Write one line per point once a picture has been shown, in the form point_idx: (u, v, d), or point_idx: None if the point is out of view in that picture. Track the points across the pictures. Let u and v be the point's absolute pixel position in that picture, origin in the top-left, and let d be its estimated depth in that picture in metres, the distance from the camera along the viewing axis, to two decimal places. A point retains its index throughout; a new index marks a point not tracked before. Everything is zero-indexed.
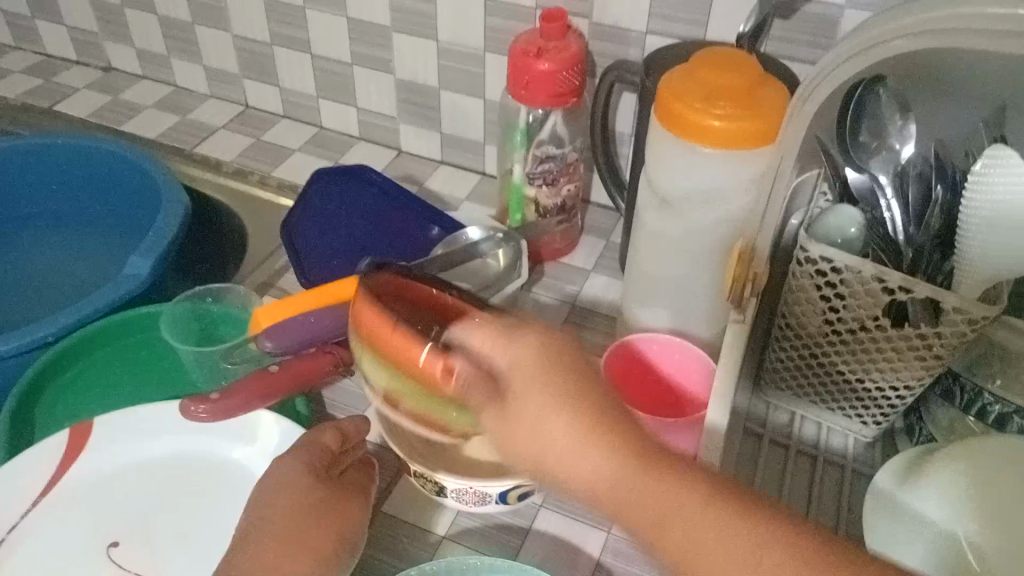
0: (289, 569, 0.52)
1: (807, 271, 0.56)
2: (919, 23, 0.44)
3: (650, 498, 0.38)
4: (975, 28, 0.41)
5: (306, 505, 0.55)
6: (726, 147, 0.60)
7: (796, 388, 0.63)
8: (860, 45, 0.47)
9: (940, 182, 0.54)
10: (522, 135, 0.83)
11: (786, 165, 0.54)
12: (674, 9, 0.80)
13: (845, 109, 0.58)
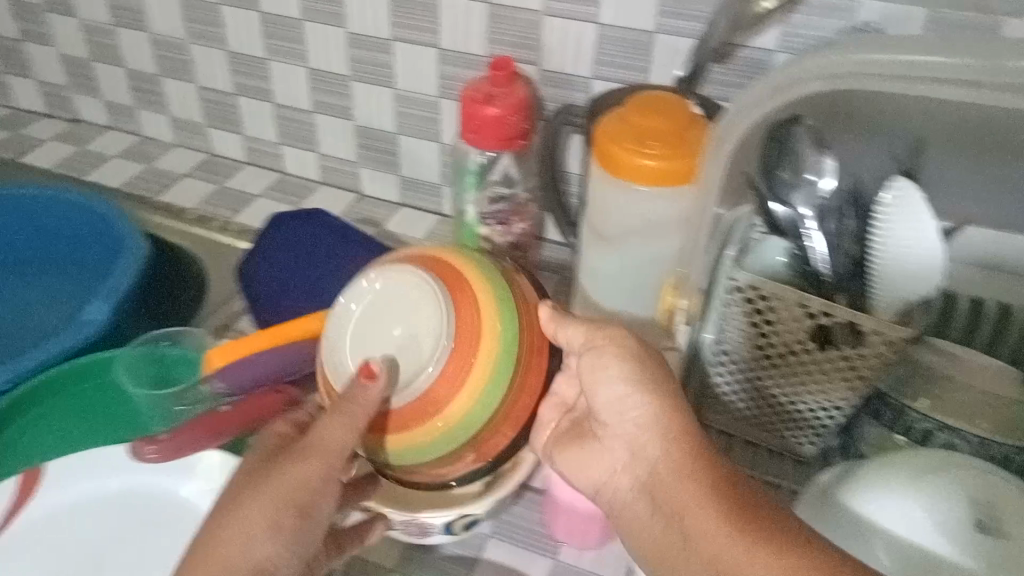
0: (235, 532, 0.50)
1: (737, 301, 0.59)
2: (838, 65, 0.52)
3: (691, 490, 0.45)
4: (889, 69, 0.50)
5: (253, 479, 0.53)
6: (655, 185, 0.63)
7: (735, 412, 0.66)
8: (782, 82, 0.54)
9: (853, 215, 0.58)
10: (474, 176, 0.84)
11: (716, 192, 0.60)
12: (617, 56, 0.84)
13: (767, 144, 0.60)
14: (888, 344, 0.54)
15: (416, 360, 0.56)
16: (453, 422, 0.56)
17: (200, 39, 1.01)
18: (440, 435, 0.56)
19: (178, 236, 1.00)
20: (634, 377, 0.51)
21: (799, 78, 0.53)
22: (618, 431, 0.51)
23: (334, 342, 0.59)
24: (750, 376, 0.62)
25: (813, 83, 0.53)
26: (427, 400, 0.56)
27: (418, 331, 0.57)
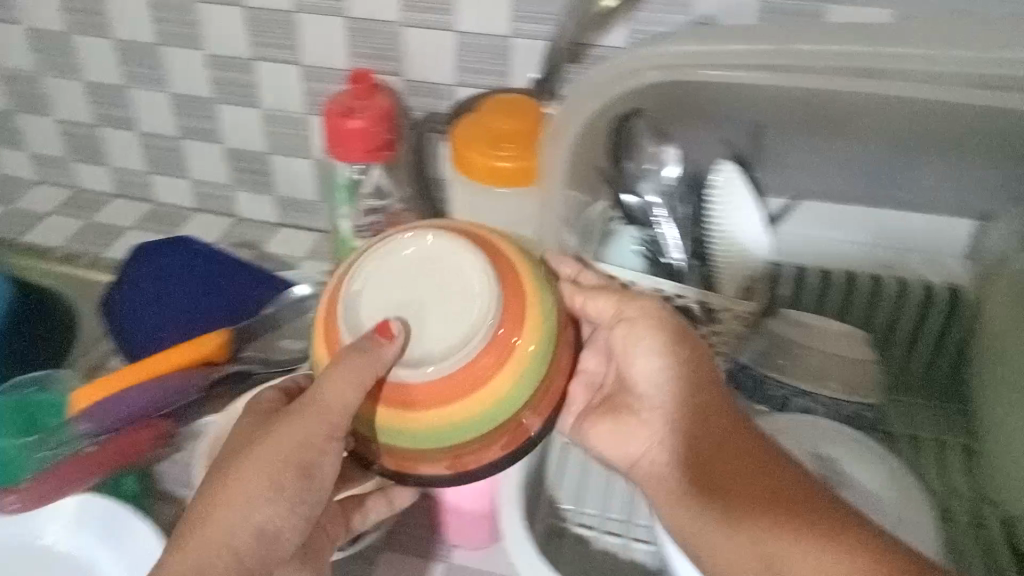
0: (243, 492, 0.51)
1: None
2: (666, 58, 0.57)
3: (735, 465, 0.51)
4: (708, 59, 0.57)
5: (250, 439, 0.53)
6: (504, 184, 0.66)
7: None
8: (620, 73, 0.58)
9: (689, 203, 0.66)
10: (346, 189, 0.85)
11: (559, 189, 0.63)
12: (477, 62, 0.85)
13: (611, 138, 0.64)
14: (739, 318, 0.61)
15: (443, 337, 0.50)
16: (467, 414, 0.49)
17: (52, 70, 0.97)
18: (442, 428, 0.49)
19: (42, 276, 0.98)
20: (670, 356, 0.56)
21: (634, 70, 0.58)
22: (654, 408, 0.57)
23: (351, 305, 0.52)
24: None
25: (647, 77, 0.58)
26: (445, 382, 0.49)
27: (451, 306, 0.51)
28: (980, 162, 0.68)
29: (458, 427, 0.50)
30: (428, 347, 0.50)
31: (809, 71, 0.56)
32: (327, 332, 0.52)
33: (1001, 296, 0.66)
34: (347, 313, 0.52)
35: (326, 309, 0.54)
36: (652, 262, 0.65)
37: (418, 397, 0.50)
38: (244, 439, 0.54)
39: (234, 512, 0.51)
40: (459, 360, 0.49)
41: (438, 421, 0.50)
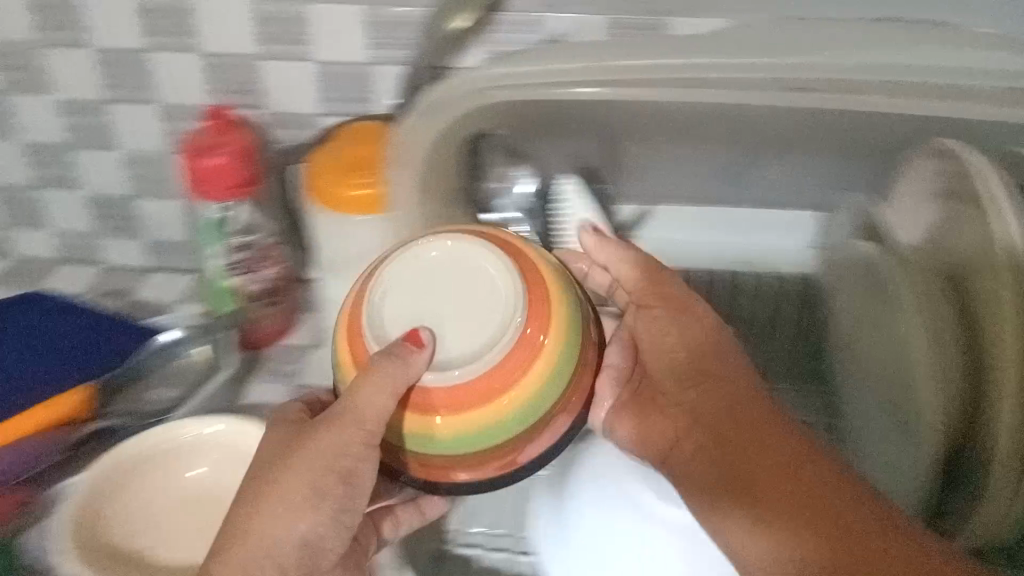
0: (285, 498, 0.53)
1: None
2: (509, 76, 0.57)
3: (757, 461, 0.52)
4: (548, 77, 0.56)
5: (288, 447, 0.55)
6: (349, 210, 0.65)
7: None
8: (466, 88, 0.57)
9: (541, 217, 0.71)
10: (213, 227, 0.83)
11: (408, 211, 0.62)
12: (339, 91, 0.85)
13: (465, 153, 0.65)
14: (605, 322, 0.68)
15: (461, 347, 0.50)
16: (489, 427, 0.50)
17: None
18: (476, 432, 0.50)
19: None
20: (693, 349, 0.59)
21: (481, 86, 0.57)
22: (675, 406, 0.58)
23: (377, 315, 0.51)
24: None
25: (494, 95, 0.58)
26: (465, 393, 0.49)
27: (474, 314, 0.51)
28: (830, 163, 0.70)
29: (480, 438, 0.50)
30: (452, 353, 0.50)
31: (643, 83, 0.56)
32: (351, 339, 0.52)
33: (852, 283, 0.72)
34: (372, 323, 0.51)
35: (350, 316, 0.52)
36: None
37: (444, 402, 0.49)
38: (275, 450, 0.55)
39: (269, 518, 0.53)
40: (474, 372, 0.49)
41: (462, 429, 0.50)
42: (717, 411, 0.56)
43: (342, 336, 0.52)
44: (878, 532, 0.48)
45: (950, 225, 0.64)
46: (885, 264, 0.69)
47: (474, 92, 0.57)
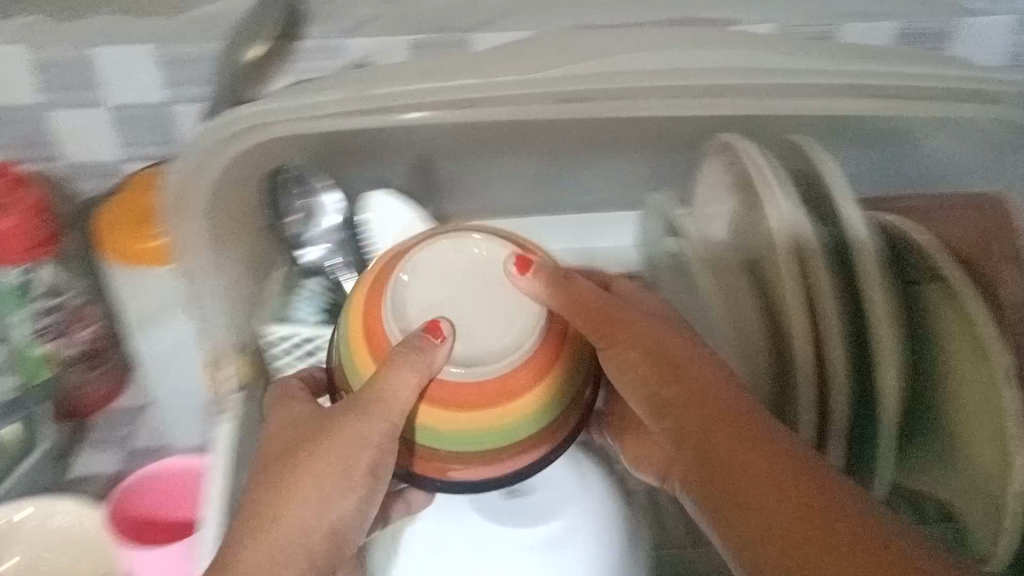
0: (316, 472, 0.49)
1: (287, 353, 0.65)
2: (286, 110, 0.51)
3: (745, 489, 0.43)
4: (329, 106, 0.51)
5: (321, 423, 0.50)
6: (133, 261, 0.61)
7: None
8: (237, 125, 0.51)
9: (348, 244, 0.69)
10: (10, 295, 0.76)
11: (195, 265, 0.57)
12: (139, 134, 0.80)
13: (263, 194, 0.63)
14: None
15: (474, 346, 0.48)
16: (499, 426, 0.47)
17: None
18: (496, 431, 0.47)
19: None
20: (657, 375, 0.49)
21: (254, 122, 0.51)
22: (617, 373, 0.50)
23: (403, 301, 0.49)
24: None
25: (273, 131, 0.52)
26: (477, 394, 0.47)
27: (496, 311, 0.49)
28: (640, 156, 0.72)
29: (487, 437, 0.48)
30: (461, 349, 0.48)
31: (432, 106, 0.50)
32: (368, 327, 0.49)
33: (668, 278, 0.72)
34: (394, 311, 0.49)
35: (370, 299, 0.50)
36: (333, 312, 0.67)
37: (451, 402, 0.47)
38: (298, 431, 0.51)
39: (300, 500, 0.48)
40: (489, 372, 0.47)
41: (469, 428, 0.47)
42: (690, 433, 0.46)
43: (358, 323, 0.50)
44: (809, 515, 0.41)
45: (744, 216, 0.64)
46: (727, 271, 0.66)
47: (242, 133, 0.52)
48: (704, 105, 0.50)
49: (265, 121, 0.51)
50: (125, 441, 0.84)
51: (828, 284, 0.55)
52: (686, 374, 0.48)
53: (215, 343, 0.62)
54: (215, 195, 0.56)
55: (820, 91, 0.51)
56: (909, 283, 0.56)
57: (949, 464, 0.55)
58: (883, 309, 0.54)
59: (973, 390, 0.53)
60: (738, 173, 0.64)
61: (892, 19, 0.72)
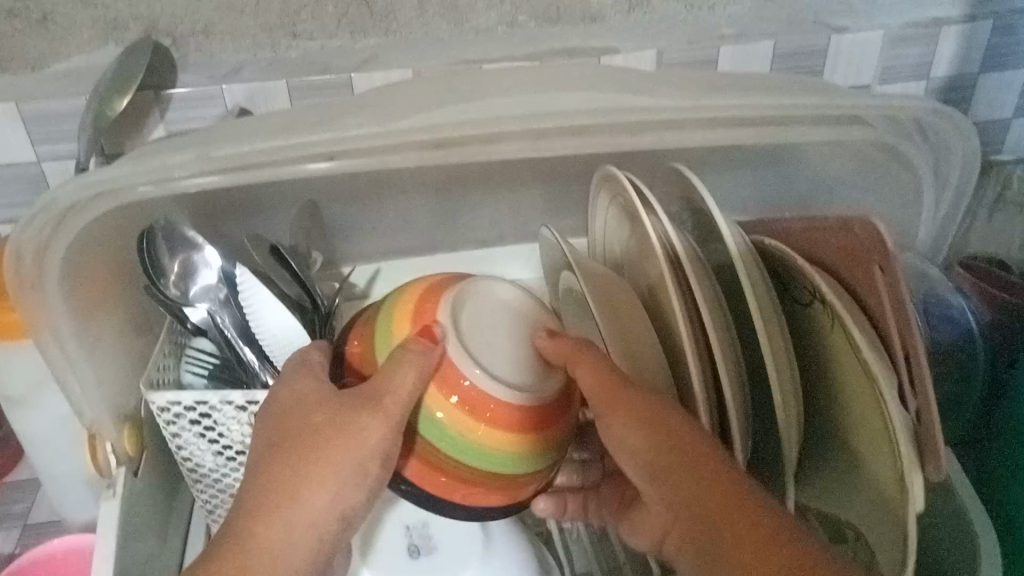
0: (322, 464, 0.49)
1: (175, 418, 0.61)
2: (149, 170, 0.49)
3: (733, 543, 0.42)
4: (193, 161, 0.48)
5: (329, 414, 0.49)
6: None
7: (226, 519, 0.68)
8: (100, 188, 0.49)
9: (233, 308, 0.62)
10: None
11: (61, 334, 0.54)
12: (12, 193, 0.76)
13: (142, 254, 0.60)
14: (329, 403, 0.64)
15: (505, 365, 0.51)
16: (500, 443, 0.50)
17: None
18: (487, 444, 0.50)
19: None
20: (653, 432, 0.47)
21: (119, 184, 0.49)
22: (610, 429, 0.49)
23: (454, 310, 0.52)
24: (222, 476, 0.65)
25: (140, 192, 0.50)
26: (495, 408, 0.50)
27: (522, 342, 0.53)
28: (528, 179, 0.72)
29: (488, 452, 0.50)
30: (492, 364, 0.51)
31: (294, 159, 0.48)
32: (419, 326, 0.51)
33: (569, 309, 0.70)
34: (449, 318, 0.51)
35: (424, 304, 0.52)
36: (222, 377, 0.62)
37: (475, 409, 0.49)
38: (301, 415, 0.50)
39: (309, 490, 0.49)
40: (512, 390, 0.50)
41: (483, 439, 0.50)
42: (682, 489, 0.45)
43: (402, 316, 0.52)
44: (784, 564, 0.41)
45: (635, 245, 0.65)
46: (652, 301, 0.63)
47: (101, 196, 0.49)
48: (570, 142, 0.49)
49: (129, 184, 0.49)
50: (22, 516, 0.78)
51: (708, 305, 0.54)
52: (668, 432, 0.47)
53: (97, 418, 0.58)
54: (77, 257, 0.54)
55: (689, 122, 0.50)
56: (801, 303, 0.56)
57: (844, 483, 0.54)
58: (767, 326, 0.53)
59: (866, 405, 0.49)
60: (625, 202, 0.64)
61: (760, 40, 0.75)
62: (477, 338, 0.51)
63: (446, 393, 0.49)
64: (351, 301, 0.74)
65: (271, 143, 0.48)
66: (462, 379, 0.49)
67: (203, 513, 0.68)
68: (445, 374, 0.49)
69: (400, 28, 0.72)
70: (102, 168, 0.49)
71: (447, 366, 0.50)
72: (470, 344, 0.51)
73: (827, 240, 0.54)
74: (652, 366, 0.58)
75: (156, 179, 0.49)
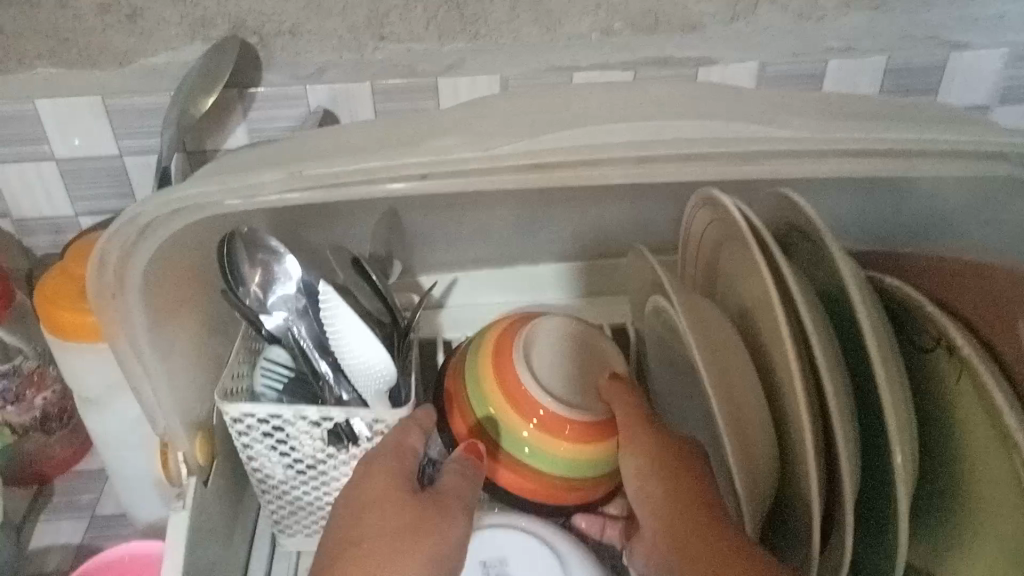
0: (391, 558, 0.48)
1: (247, 429, 0.60)
2: (237, 184, 0.47)
3: None
4: (282, 176, 0.46)
5: (409, 508, 0.50)
6: (66, 336, 0.59)
7: (291, 527, 0.68)
8: (186, 201, 0.47)
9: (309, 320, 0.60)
10: None
11: (140, 345, 0.53)
12: (96, 185, 0.76)
13: (221, 265, 0.58)
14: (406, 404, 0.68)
15: (572, 392, 0.59)
16: (570, 456, 0.58)
17: None
18: (563, 459, 0.58)
19: None
20: (686, 502, 0.51)
21: (205, 198, 0.47)
22: (630, 469, 0.54)
23: (527, 342, 0.61)
24: (289, 488, 0.65)
25: (226, 206, 0.48)
26: (573, 429, 0.57)
27: (588, 365, 0.61)
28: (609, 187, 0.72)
29: (559, 464, 0.58)
30: (562, 392, 0.59)
31: (386, 178, 0.46)
32: (497, 362, 0.59)
33: (653, 331, 0.67)
34: (522, 353, 0.59)
35: (499, 342, 0.61)
36: (294, 392, 0.61)
37: (554, 431, 0.57)
38: (377, 513, 0.50)
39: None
40: (586, 412, 0.58)
41: (565, 454, 0.58)
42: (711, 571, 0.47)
43: (488, 348, 0.61)
44: None
45: (734, 271, 0.61)
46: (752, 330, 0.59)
47: (187, 209, 0.48)
48: (673, 170, 0.46)
49: (214, 198, 0.48)
50: (91, 506, 0.78)
51: (822, 345, 0.51)
52: (701, 514, 0.50)
53: (169, 427, 0.58)
54: (156, 265, 0.53)
55: (803, 153, 0.47)
56: (924, 346, 0.56)
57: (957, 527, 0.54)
58: (887, 370, 0.51)
59: (993, 459, 0.51)
60: (726, 223, 0.60)
61: (870, 56, 0.70)
62: (545, 367, 0.60)
63: (525, 418, 0.58)
64: (426, 312, 0.73)
65: (362, 164, 0.46)
66: (537, 405, 0.58)
67: (270, 520, 0.69)
68: (523, 404, 0.58)
69: (490, 33, 0.69)
70: (188, 183, 0.48)
71: (524, 397, 0.58)
72: (540, 374, 0.59)
73: (957, 281, 0.55)
74: (747, 399, 0.54)
75: (243, 193, 0.47)
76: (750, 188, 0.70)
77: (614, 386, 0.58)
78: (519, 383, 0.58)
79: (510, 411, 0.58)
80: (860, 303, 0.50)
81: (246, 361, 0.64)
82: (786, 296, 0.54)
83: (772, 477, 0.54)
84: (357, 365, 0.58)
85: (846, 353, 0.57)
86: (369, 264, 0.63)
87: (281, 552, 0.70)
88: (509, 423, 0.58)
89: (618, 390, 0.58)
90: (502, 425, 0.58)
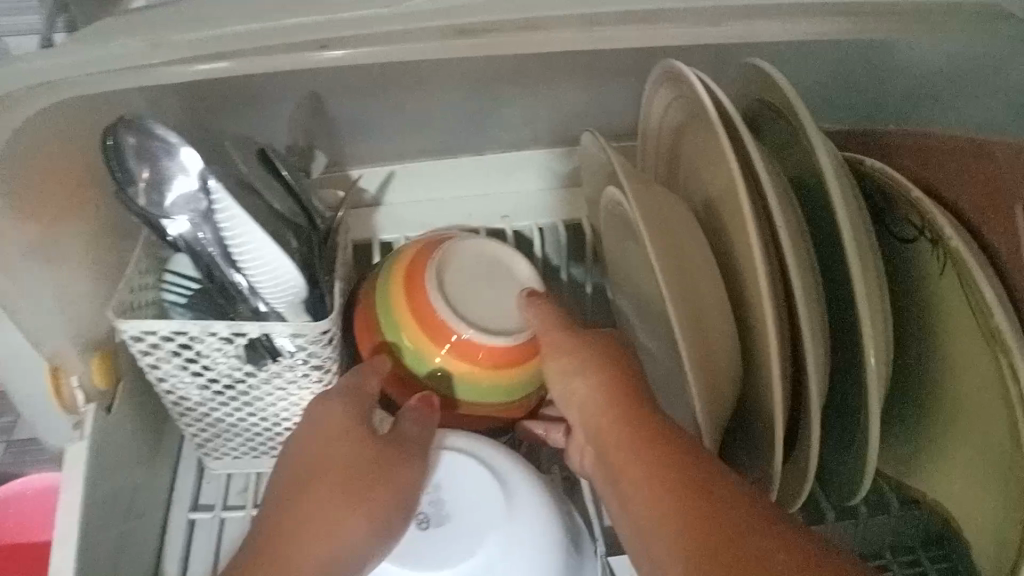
0: (346, 492, 0.45)
1: (150, 348, 0.53)
2: (103, 56, 0.38)
3: (676, 487, 0.39)
4: (159, 47, 0.38)
5: (366, 447, 0.47)
6: None
7: (217, 450, 0.62)
8: (44, 78, 0.39)
9: (211, 230, 0.50)
10: None
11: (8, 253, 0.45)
12: None
13: (107, 158, 0.48)
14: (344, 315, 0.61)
15: (489, 316, 0.55)
16: (486, 381, 0.54)
17: None
18: (479, 385, 0.55)
19: None
20: (623, 402, 0.45)
21: (67, 75, 0.39)
22: (566, 396, 0.49)
23: (442, 260, 0.56)
24: (208, 411, 0.58)
25: (93, 84, 0.40)
26: (489, 352, 0.54)
27: (506, 288, 0.57)
28: (561, 67, 0.64)
29: (479, 388, 0.55)
30: (478, 316, 0.54)
31: (286, 47, 0.38)
32: (410, 283, 0.54)
33: (608, 228, 0.60)
34: (436, 275, 0.54)
35: (413, 260, 0.56)
36: (204, 307, 0.54)
37: (469, 355, 0.54)
38: (331, 450, 0.47)
39: (331, 516, 0.44)
40: (504, 337, 0.54)
41: (481, 380, 0.54)
42: (644, 454, 0.42)
43: (400, 268, 0.55)
44: (735, 510, 0.37)
45: (697, 156, 0.54)
46: (715, 225, 0.52)
47: (47, 88, 0.39)
48: (631, 35, 0.39)
49: (79, 75, 0.39)
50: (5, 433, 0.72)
51: (791, 244, 0.44)
52: (634, 400, 0.45)
53: (58, 348, 0.50)
54: (19, 158, 0.44)
55: (784, 12, 0.40)
56: (904, 239, 0.50)
57: (934, 434, 0.50)
58: (864, 270, 0.44)
59: (974, 362, 0.45)
60: (689, 103, 0.53)
61: None
62: (459, 289, 0.55)
63: (437, 344, 0.53)
64: (360, 212, 0.65)
65: (255, 29, 0.38)
66: (450, 330, 0.53)
67: (193, 444, 0.63)
68: (436, 329, 0.53)
69: None
70: (39, 54, 0.39)
71: (437, 321, 0.53)
72: (452, 296, 0.54)
73: (948, 162, 0.49)
74: (710, 303, 0.48)
75: (114, 70, 0.39)
76: (721, 61, 0.63)
77: (538, 305, 0.52)
78: (433, 307, 0.54)
79: (423, 337, 0.54)
80: (834, 186, 0.44)
81: (143, 272, 0.56)
82: (752, 182, 0.47)
83: (734, 387, 0.49)
84: (263, 279, 0.50)
85: (817, 249, 0.51)
86: (279, 157, 0.54)
87: (211, 476, 0.65)
88: (421, 349, 0.54)
89: (543, 305, 0.52)
90: (414, 351, 0.54)
